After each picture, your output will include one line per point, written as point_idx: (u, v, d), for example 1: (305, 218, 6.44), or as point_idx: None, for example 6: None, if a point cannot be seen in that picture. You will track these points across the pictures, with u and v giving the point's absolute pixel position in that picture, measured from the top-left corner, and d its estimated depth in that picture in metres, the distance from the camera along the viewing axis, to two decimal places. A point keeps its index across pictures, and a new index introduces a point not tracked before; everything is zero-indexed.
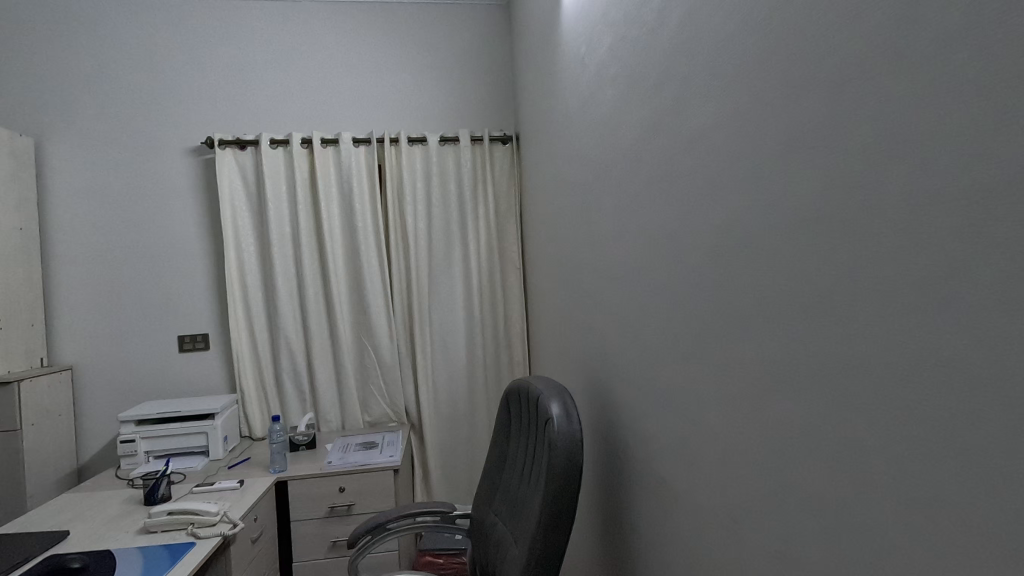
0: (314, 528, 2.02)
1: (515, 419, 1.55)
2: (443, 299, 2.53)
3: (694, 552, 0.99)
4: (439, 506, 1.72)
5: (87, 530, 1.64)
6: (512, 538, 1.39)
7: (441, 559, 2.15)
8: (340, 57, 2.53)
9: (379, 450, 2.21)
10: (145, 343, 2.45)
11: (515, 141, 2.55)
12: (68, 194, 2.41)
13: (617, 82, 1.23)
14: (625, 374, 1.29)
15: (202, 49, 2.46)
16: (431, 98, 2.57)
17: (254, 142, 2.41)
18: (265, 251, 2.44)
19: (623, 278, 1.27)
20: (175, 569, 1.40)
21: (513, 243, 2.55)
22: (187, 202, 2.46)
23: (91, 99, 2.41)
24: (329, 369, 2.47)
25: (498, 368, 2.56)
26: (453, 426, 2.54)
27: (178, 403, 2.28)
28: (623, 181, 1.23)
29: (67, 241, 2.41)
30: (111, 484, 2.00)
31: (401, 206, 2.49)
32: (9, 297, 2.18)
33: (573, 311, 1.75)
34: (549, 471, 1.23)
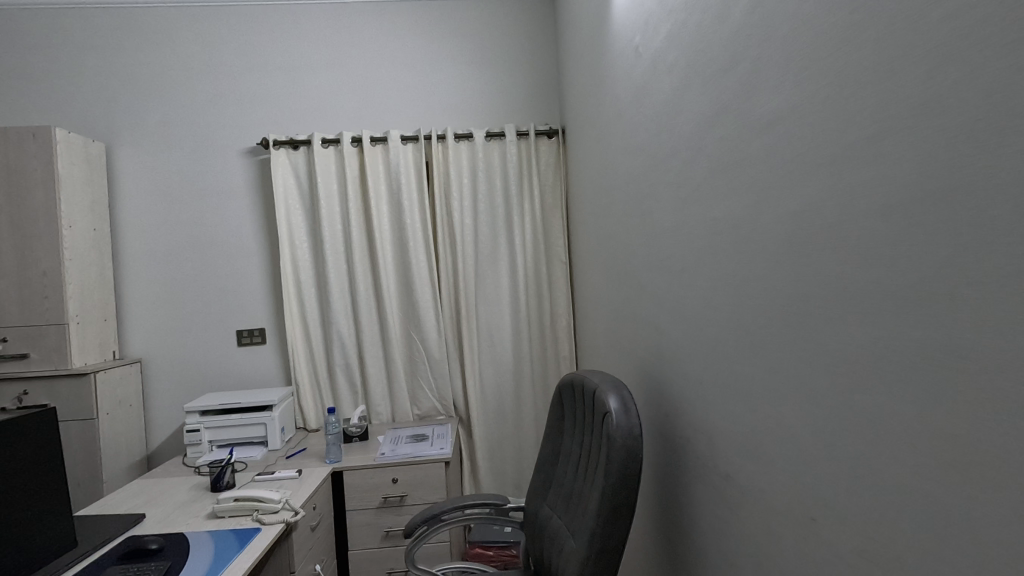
0: (368, 517, 2.07)
1: (569, 413, 1.55)
2: (490, 294, 2.54)
3: (763, 550, 0.97)
4: (492, 498, 1.72)
5: (160, 514, 1.73)
6: (569, 530, 1.39)
7: (491, 552, 2.17)
8: (387, 56, 2.57)
9: (429, 442, 2.24)
10: (207, 337, 2.56)
11: (561, 135, 2.54)
12: (134, 194, 2.53)
13: (676, 70, 1.20)
14: (684, 368, 1.27)
15: (257, 53, 2.54)
16: (477, 94, 2.58)
17: (307, 142, 2.48)
18: (317, 248, 2.51)
19: (682, 270, 1.25)
20: (243, 554, 1.47)
21: (559, 238, 2.54)
22: (243, 201, 2.55)
23: (154, 104, 2.52)
24: (379, 363, 2.53)
25: (544, 363, 2.56)
26: (500, 420, 2.55)
27: (238, 395, 2.37)
28: (683, 171, 1.21)
29: (135, 240, 2.54)
30: (179, 471, 2.10)
31: (448, 203, 2.51)
32: (85, 294, 2.32)
33: (626, 305, 1.72)
34: (607, 464, 1.22)
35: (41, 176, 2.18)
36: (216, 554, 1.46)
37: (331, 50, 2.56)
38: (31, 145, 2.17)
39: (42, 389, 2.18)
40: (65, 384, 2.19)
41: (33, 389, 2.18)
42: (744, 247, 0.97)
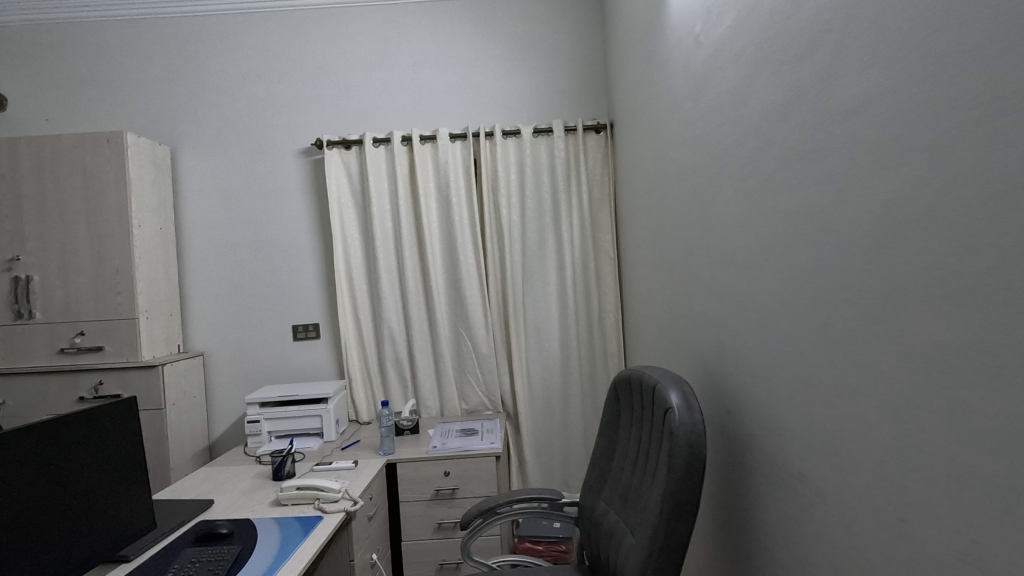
0: (421, 509, 2.10)
1: (626, 408, 1.54)
2: (538, 290, 2.55)
3: (842, 552, 0.94)
4: (547, 493, 1.73)
5: (228, 500, 1.80)
6: (628, 527, 1.38)
7: (541, 547, 2.17)
8: (436, 55, 2.60)
9: (479, 437, 2.26)
10: (264, 332, 2.66)
11: (609, 129, 2.51)
12: (196, 195, 2.64)
13: (743, 59, 1.17)
14: (750, 364, 1.24)
15: (309, 55, 2.61)
16: (524, 90, 2.59)
17: (359, 142, 2.53)
18: (368, 245, 2.56)
19: (748, 264, 1.22)
20: (309, 541, 1.51)
21: (607, 234, 2.52)
22: (297, 200, 2.63)
23: (215, 108, 2.63)
24: (428, 358, 2.56)
25: (592, 361, 2.54)
26: (547, 416, 2.56)
27: (295, 388, 2.45)
28: (749, 162, 1.18)
29: (197, 239, 2.65)
30: (241, 460, 2.19)
31: (496, 199, 2.52)
32: (154, 290, 2.43)
33: (682, 301, 1.70)
34: (670, 461, 1.20)
35: (114, 178, 2.30)
36: (282, 540, 1.52)
37: (381, 51, 2.61)
38: (104, 149, 2.30)
39: (116, 379, 2.30)
40: (136, 375, 2.30)
41: (107, 379, 2.31)
42: (822, 237, 0.94)
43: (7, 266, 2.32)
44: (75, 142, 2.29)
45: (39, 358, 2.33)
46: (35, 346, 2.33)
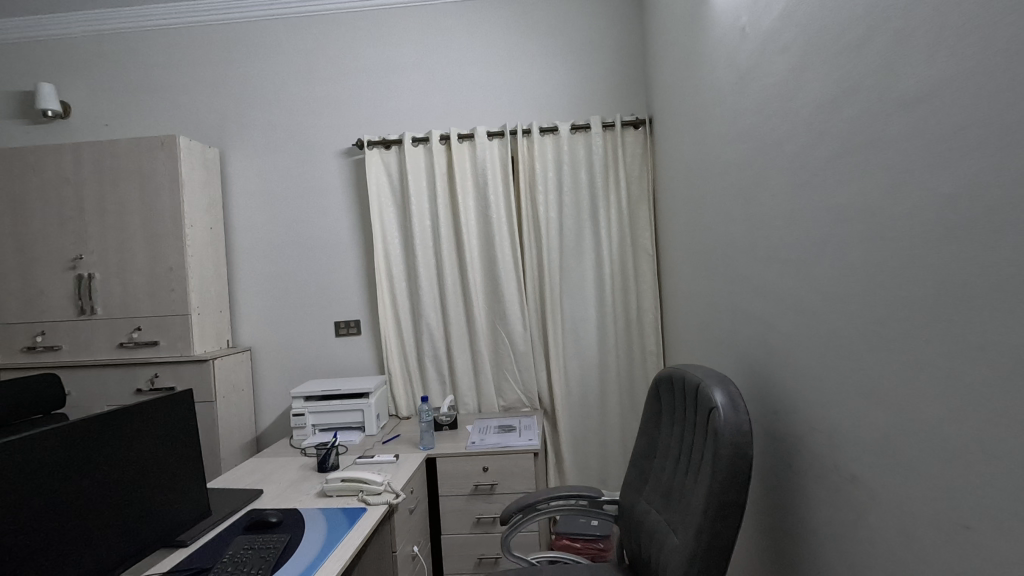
0: (460, 503, 2.13)
1: (668, 406, 1.52)
2: (575, 287, 2.54)
3: (898, 558, 0.91)
4: (587, 491, 1.73)
5: (276, 490, 1.87)
6: (670, 526, 1.37)
7: (578, 544, 2.16)
8: (473, 54, 2.62)
9: (517, 433, 2.27)
10: (307, 328, 2.73)
11: (647, 124, 2.48)
12: (243, 195, 2.74)
13: (793, 49, 1.14)
14: (799, 363, 1.21)
15: (350, 56, 2.67)
16: (562, 86, 2.58)
17: (398, 142, 2.58)
18: (407, 243, 2.61)
19: (797, 260, 1.19)
20: (354, 532, 1.56)
21: (646, 230, 2.49)
22: (338, 199, 2.69)
23: (261, 110, 2.72)
24: (466, 354, 2.59)
25: (630, 359, 2.52)
26: (584, 414, 2.55)
27: (338, 382, 2.52)
28: (799, 155, 1.15)
29: (244, 237, 2.74)
30: (287, 452, 2.26)
31: (533, 197, 2.52)
32: (205, 287, 2.54)
33: (723, 298, 1.67)
34: (715, 461, 1.18)
35: (168, 179, 2.41)
36: (328, 530, 1.56)
37: (420, 52, 2.64)
38: (159, 153, 2.40)
39: (170, 372, 2.41)
40: (188, 369, 2.41)
41: (162, 373, 2.42)
42: (879, 232, 0.90)
43: (71, 265, 2.45)
44: (132, 146, 2.40)
45: (100, 351, 2.46)
46: (96, 341, 2.46)
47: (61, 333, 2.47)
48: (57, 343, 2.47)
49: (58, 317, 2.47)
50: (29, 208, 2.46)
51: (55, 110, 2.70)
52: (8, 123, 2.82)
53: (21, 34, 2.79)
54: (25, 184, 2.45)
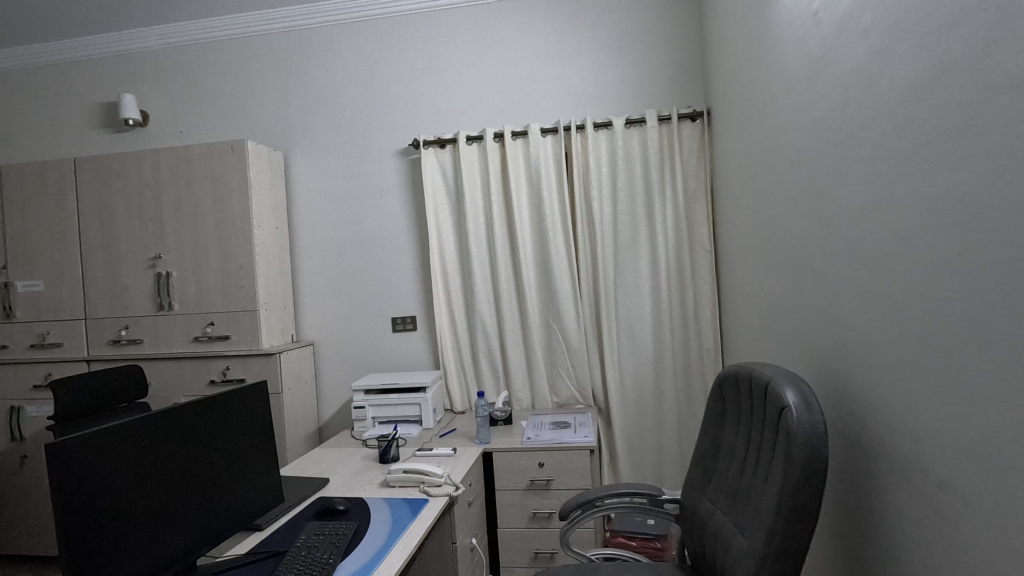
0: (516, 498, 2.15)
1: (734, 405, 1.49)
2: (630, 283, 2.51)
3: (996, 567, 0.85)
4: (647, 489, 1.71)
5: (341, 480, 1.94)
6: (737, 527, 1.33)
7: (634, 543, 2.14)
8: (527, 51, 2.63)
9: (572, 429, 2.27)
10: (366, 324, 2.82)
11: (705, 117, 2.42)
12: (305, 195, 2.84)
13: (875, 32, 1.08)
14: (879, 362, 1.15)
15: (406, 58, 2.73)
16: (616, 80, 2.55)
17: (453, 141, 2.62)
18: (462, 241, 2.65)
19: (877, 254, 1.14)
20: (418, 522, 1.60)
21: (703, 224, 2.43)
22: (395, 198, 2.76)
23: (321, 114, 2.82)
24: (520, 350, 2.61)
25: (687, 357, 2.47)
26: (639, 412, 2.52)
27: (396, 377, 2.59)
28: (882, 143, 1.09)
29: (306, 236, 2.85)
30: (349, 442, 2.34)
31: (587, 193, 2.51)
32: (271, 284, 2.66)
33: (790, 296, 1.62)
34: (788, 462, 1.15)
35: (238, 182, 2.53)
36: (393, 520, 1.61)
37: (473, 51, 2.67)
38: (229, 156, 2.53)
39: (240, 365, 2.54)
40: (257, 362, 2.53)
41: (233, 365, 2.55)
42: (976, 223, 0.85)
43: (151, 264, 2.62)
44: (206, 152, 2.54)
45: (177, 345, 2.62)
46: (174, 335, 2.62)
47: (142, 327, 2.64)
48: (139, 337, 2.65)
49: (139, 312, 2.65)
50: (115, 210, 2.64)
51: (135, 118, 2.88)
52: (94, 132, 3.04)
53: (105, 49, 3.00)
54: (111, 188, 2.63)
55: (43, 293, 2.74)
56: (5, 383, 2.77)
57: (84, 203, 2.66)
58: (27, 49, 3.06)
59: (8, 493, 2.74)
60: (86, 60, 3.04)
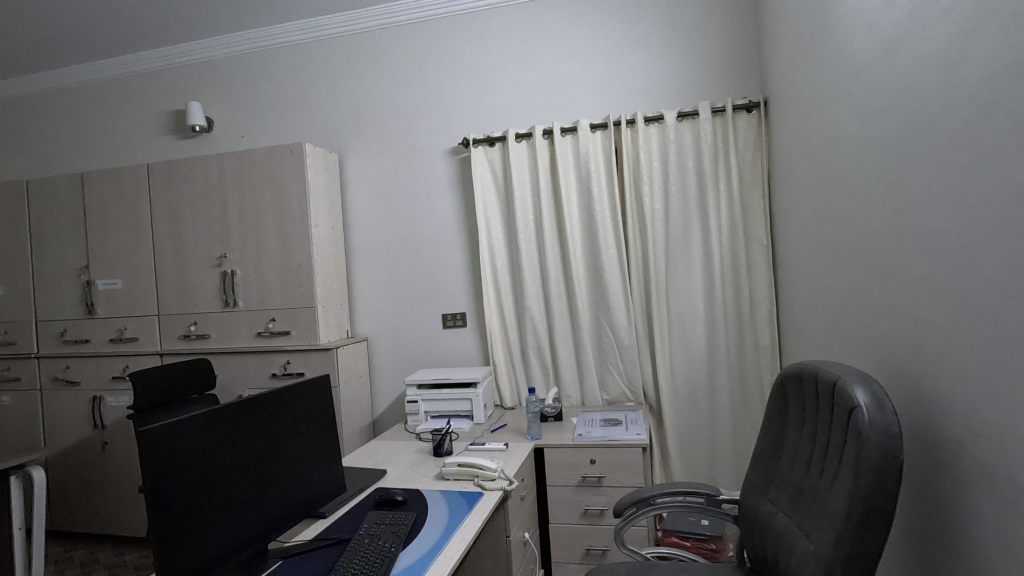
0: (567, 494, 2.16)
1: (798, 405, 1.44)
2: (682, 279, 2.47)
3: None
4: (704, 488, 1.69)
5: (398, 472, 2.00)
6: (802, 530, 1.30)
7: (688, 543, 2.10)
8: (575, 47, 2.62)
9: (623, 427, 2.25)
10: (417, 320, 2.88)
11: (762, 107, 2.34)
12: (358, 195, 2.93)
13: (955, 14, 1.03)
14: (960, 361, 1.09)
15: (456, 58, 2.76)
16: (667, 73, 2.51)
17: (502, 139, 2.64)
18: (511, 238, 2.67)
19: (957, 247, 1.08)
20: (473, 515, 1.63)
21: (760, 219, 2.36)
22: (445, 197, 2.81)
23: (374, 115, 2.89)
24: (569, 347, 2.61)
25: (742, 354, 2.40)
26: (692, 410, 2.48)
27: (447, 372, 2.63)
28: (963, 131, 1.04)
29: (360, 234, 2.94)
30: (403, 435, 2.41)
31: (637, 188, 2.48)
32: (328, 281, 2.75)
33: (857, 292, 1.56)
34: (859, 463, 1.10)
35: (297, 184, 2.63)
36: (450, 512, 1.65)
37: (522, 49, 2.68)
38: (288, 159, 2.64)
39: (300, 360, 2.65)
40: (315, 356, 2.63)
41: (293, 359, 2.66)
42: None
43: (218, 263, 2.76)
44: (267, 155, 2.65)
45: (241, 340, 2.75)
46: (238, 331, 2.75)
47: (210, 323, 2.79)
48: (207, 332, 2.79)
49: (207, 309, 2.79)
50: (184, 213, 2.79)
51: (201, 125, 3.04)
52: (165, 139, 3.23)
53: (173, 60, 3.17)
54: (181, 192, 2.79)
55: (121, 291, 2.93)
56: (88, 375, 2.98)
57: (156, 206, 2.83)
58: (104, 63, 3.27)
59: (92, 477, 2.96)
60: (156, 71, 3.22)
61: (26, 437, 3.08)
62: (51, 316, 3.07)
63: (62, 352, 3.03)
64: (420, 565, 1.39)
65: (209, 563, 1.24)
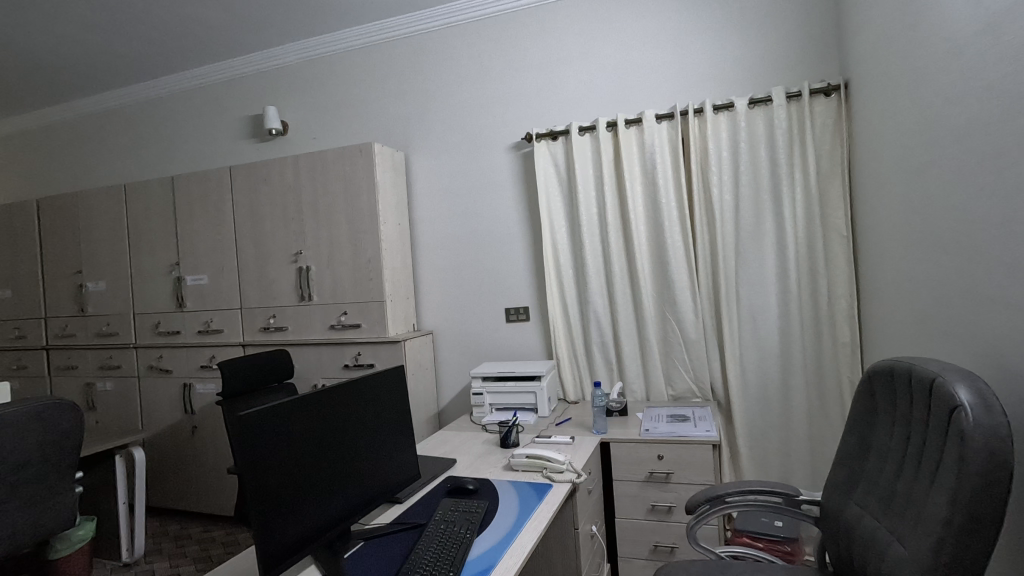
0: (634, 489, 2.14)
1: (888, 403, 1.37)
2: (753, 272, 2.39)
3: None
4: (782, 487, 1.64)
5: (467, 461, 2.05)
6: (894, 535, 1.23)
7: (760, 544, 2.03)
8: (640, 36, 2.57)
9: (692, 424, 2.21)
10: (481, 314, 2.93)
11: (842, 90, 2.22)
12: (424, 192, 3.01)
13: None
14: None
15: (518, 53, 2.78)
16: (738, 58, 2.42)
17: (565, 133, 2.64)
18: (574, 232, 2.67)
19: None
20: (544, 506, 1.65)
21: (840, 209, 2.24)
22: (508, 192, 2.84)
23: (438, 113, 2.96)
24: (634, 341, 2.58)
25: (819, 350, 2.29)
26: (764, 408, 2.40)
27: (511, 365, 2.67)
28: None
29: (425, 230, 3.02)
30: (470, 426, 2.46)
31: (705, 179, 2.42)
32: (395, 276, 2.85)
33: (955, 285, 1.46)
34: (962, 466, 1.04)
35: (367, 182, 2.73)
36: (520, 502, 1.68)
37: (585, 41, 2.66)
38: (358, 159, 2.74)
39: (370, 352, 2.75)
40: (384, 349, 2.73)
41: (363, 351, 2.77)
42: None
43: (294, 259, 2.91)
44: (339, 155, 2.77)
45: (315, 332, 2.89)
46: (313, 324, 2.89)
47: (287, 316, 2.94)
48: (284, 324, 2.95)
49: (284, 303, 2.95)
50: (264, 212, 2.96)
51: (278, 128, 3.20)
52: (244, 143, 3.43)
53: (251, 68, 3.36)
54: (260, 192, 2.95)
55: (208, 286, 3.14)
56: (179, 364, 3.22)
57: (238, 206, 3.01)
58: (189, 74, 3.51)
59: (184, 458, 3.20)
60: (237, 79, 3.43)
61: (127, 421, 3.37)
62: (147, 310, 3.33)
63: (156, 343, 3.28)
64: (495, 552, 1.43)
65: (300, 540, 1.31)
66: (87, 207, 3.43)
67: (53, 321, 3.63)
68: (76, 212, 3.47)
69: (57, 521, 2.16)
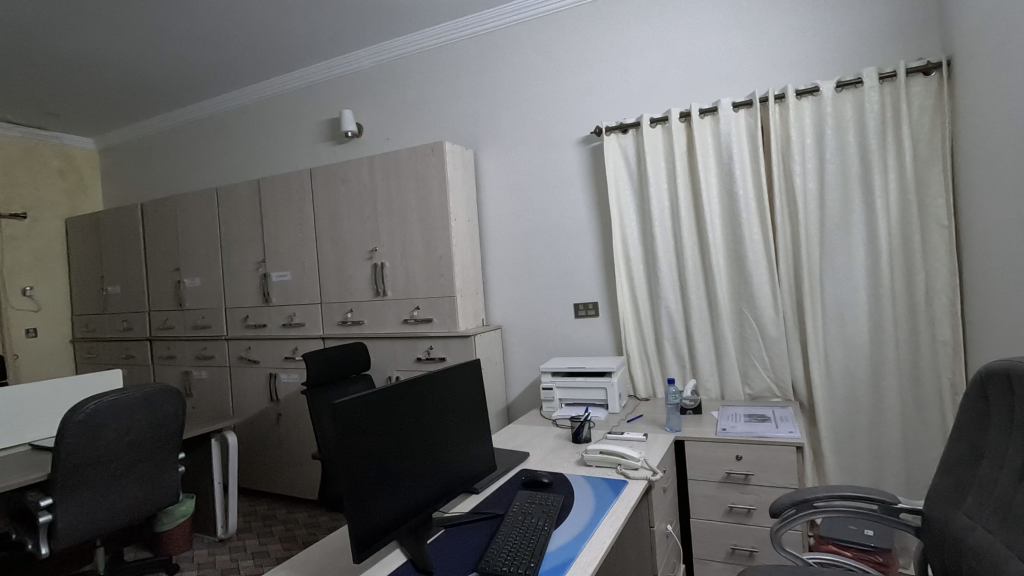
0: (711, 490, 2.08)
1: (1004, 407, 1.26)
2: (840, 266, 2.26)
3: None
4: (877, 494, 1.54)
5: (540, 455, 2.06)
6: (1013, 550, 1.14)
7: (849, 553, 1.93)
8: (715, 21, 2.48)
9: (772, 424, 2.12)
10: (549, 309, 2.94)
11: (945, 67, 2.04)
12: (492, 188, 3.05)
13: None
14: None
15: (587, 45, 2.76)
16: (824, 40, 2.29)
17: (636, 125, 2.59)
18: (645, 226, 2.62)
19: None
20: (620, 503, 1.64)
21: (940, 195, 2.07)
22: (577, 186, 2.82)
23: (506, 109, 2.98)
24: (708, 338, 2.51)
25: (914, 349, 2.14)
26: (851, 409, 2.27)
27: (581, 360, 2.66)
28: None
29: (494, 226, 3.06)
30: (540, 421, 2.48)
31: (787, 168, 2.31)
32: (465, 272, 2.91)
33: None
34: None
35: (438, 180, 2.80)
36: (596, 498, 1.68)
37: (656, 31, 2.60)
38: (430, 157, 2.81)
39: (442, 345, 2.83)
40: (455, 343, 2.79)
41: (435, 345, 2.85)
42: None
43: (369, 256, 3.03)
44: (411, 154, 2.85)
45: (389, 326, 3.00)
46: (388, 318, 3.00)
47: (363, 310, 3.07)
48: (361, 318, 3.08)
49: (360, 297, 3.08)
50: (341, 212, 3.10)
51: (353, 130, 3.33)
52: (322, 145, 3.60)
53: (329, 73, 3.52)
54: (337, 192, 3.10)
55: (291, 282, 3.33)
56: (265, 355, 3.43)
57: (318, 205, 3.17)
58: (273, 81, 3.73)
59: (270, 443, 3.41)
60: (316, 85, 3.60)
61: (220, 407, 3.64)
62: (237, 304, 3.57)
63: (245, 335, 3.52)
64: (573, 546, 1.43)
65: (387, 524, 1.37)
66: (184, 210, 3.72)
67: (156, 315, 3.97)
68: (174, 214, 3.77)
69: (164, 497, 2.36)
